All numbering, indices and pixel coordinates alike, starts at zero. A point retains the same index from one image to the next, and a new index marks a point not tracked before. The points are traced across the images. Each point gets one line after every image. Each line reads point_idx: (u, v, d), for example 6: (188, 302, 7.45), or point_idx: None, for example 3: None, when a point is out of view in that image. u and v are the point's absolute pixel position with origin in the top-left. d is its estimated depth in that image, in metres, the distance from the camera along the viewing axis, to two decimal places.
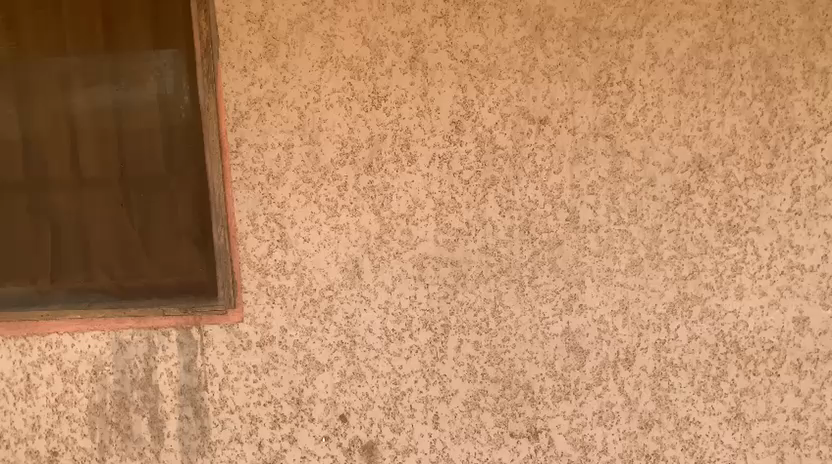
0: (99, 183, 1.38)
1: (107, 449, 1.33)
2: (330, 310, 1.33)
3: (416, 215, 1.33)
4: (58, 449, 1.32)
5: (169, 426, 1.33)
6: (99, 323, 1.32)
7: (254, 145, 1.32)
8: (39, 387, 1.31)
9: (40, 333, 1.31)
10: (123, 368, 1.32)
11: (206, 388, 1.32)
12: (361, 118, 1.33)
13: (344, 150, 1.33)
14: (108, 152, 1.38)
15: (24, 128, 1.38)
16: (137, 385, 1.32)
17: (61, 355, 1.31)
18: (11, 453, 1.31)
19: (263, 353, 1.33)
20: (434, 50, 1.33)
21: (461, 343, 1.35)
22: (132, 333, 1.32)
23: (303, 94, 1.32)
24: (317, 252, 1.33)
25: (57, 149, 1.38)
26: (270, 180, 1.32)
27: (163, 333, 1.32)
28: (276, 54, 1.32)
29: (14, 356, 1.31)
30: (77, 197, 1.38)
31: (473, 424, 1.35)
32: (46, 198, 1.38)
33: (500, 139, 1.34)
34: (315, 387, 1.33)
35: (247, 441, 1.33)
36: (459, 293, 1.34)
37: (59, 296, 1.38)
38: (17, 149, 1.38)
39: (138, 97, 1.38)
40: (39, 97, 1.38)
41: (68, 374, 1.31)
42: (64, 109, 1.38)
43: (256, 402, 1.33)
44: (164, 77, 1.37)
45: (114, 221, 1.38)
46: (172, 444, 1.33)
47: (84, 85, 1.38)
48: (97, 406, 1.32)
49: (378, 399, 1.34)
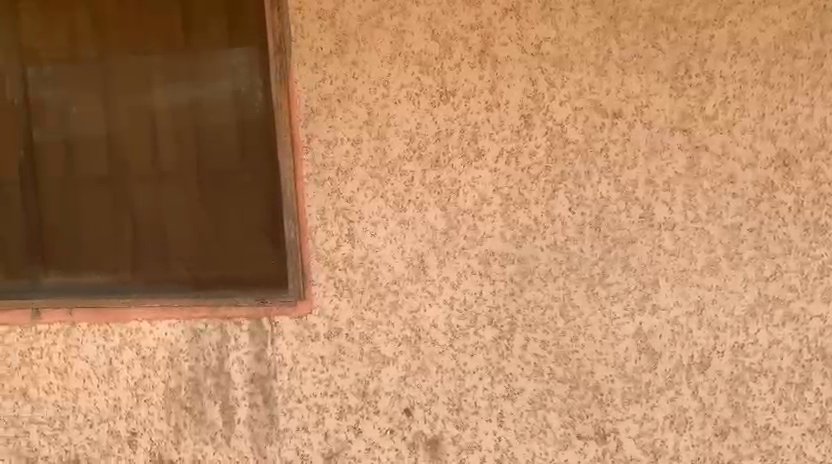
0: (176, 178, 1.44)
1: (181, 432, 1.38)
2: (396, 304, 1.34)
3: (482, 210, 1.32)
4: (137, 431, 1.39)
5: (240, 413, 1.37)
6: (176, 311, 1.39)
7: (324, 141, 1.34)
8: (120, 371, 1.39)
9: (122, 320, 1.39)
10: (198, 356, 1.37)
11: (275, 377, 1.36)
12: (429, 112, 1.32)
13: (411, 145, 1.33)
14: (185, 149, 1.43)
15: (107, 125, 1.45)
16: (211, 372, 1.37)
17: (141, 342, 1.39)
18: (95, 432, 1.39)
19: (331, 344, 1.35)
20: (504, 43, 1.32)
21: (528, 341, 1.33)
22: (206, 323, 1.38)
23: (372, 89, 1.33)
24: (383, 246, 1.34)
25: (137, 146, 1.44)
26: (339, 175, 1.34)
27: (236, 323, 1.37)
28: (346, 50, 1.34)
29: (98, 341, 1.39)
30: (157, 191, 1.44)
31: (539, 424, 1.33)
32: (127, 192, 1.45)
33: (571, 133, 1.31)
34: (380, 380, 1.35)
35: (314, 430, 1.36)
36: (526, 290, 1.32)
37: (137, 287, 1.44)
38: (100, 145, 1.45)
39: (214, 94, 1.42)
40: (121, 96, 1.44)
41: (147, 359, 1.38)
42: (144, 107, 1.44)
43: (323, 393, 1.35)
44: (239, 74, 1.41)
45: (190, 215, 1.44)
46: (242, 430, 1.37)
47: (163, 84, 1.43)
48: (173, 391, 1.38)
49: (443, 395, 1.34)
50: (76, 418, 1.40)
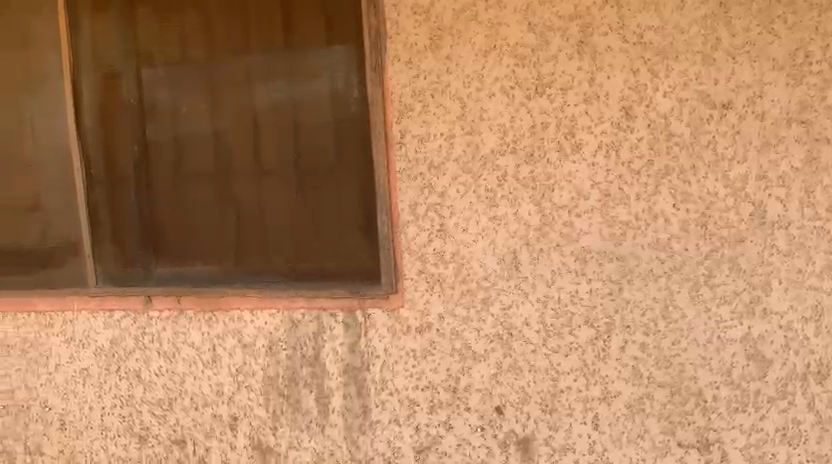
0: (276, 173, 1.49)
1: (278, 419, 1.46)
2: (488, 301, 1.33)
3: (579, 206, 1.28)
4: (238, 415, 1.48)
5: (334, 403, 1.42)
6: (275, 301, 1.45)
7: (417, 136, 1.35)
8: (223, 357, 1.48)
9: (226, 308, 1.47)
10: (295, 345, 1.43)
11: (368, 369, 1.39)
12: (524, 106, 1.30)
13: (505, 139, 1.31)
14: (284, 145, 1.48)
15: (212, 123, 1.52)
16: (306, 362, 1.43)
17: (242, 330, 1.46)
18: (200, 414, 1.50)
19: (422, 338, 1.36)
20: (604, 33, 1.27)
21: (626, 343, 1.28)
22: (304, 314, 1.43)
23: (466, 83, 1.32)
24: (476, 242, 1.33)
25: (240, 143, 1.51)
26: (431, 170, 1.34)
27: (331, 314, 1.41)
28: (440, 45, 1.33)
29: (203, 328, 1.49)
30: (258, 186, 1.50)
31: (636, 429, 1.28)
32: (231, 187, 1.52)
33: (675, 126, 1.25)
34: (471, 377, 1.35)
35: (405, 424, 1.38)
36: (624, 290, 1.28)
37: (240, 276, 1.52)
38: (206, 142, 1.53)
39: (312, 92, 1.46)
40: (226, 95, 1.51)
41: (248, 347, 1.46)
42: (246, 106, 1.50)
43: (415, 386, 1.37)
44: (336, 72, 1.44)
45: (289, 209, 1.49)
46: (336, 420, 1.42)
47: (264, 83, 1.48)
48: (271, 378, 1.45)
49: (536, 395, 1.32)
50: (184, 400, 1.51)
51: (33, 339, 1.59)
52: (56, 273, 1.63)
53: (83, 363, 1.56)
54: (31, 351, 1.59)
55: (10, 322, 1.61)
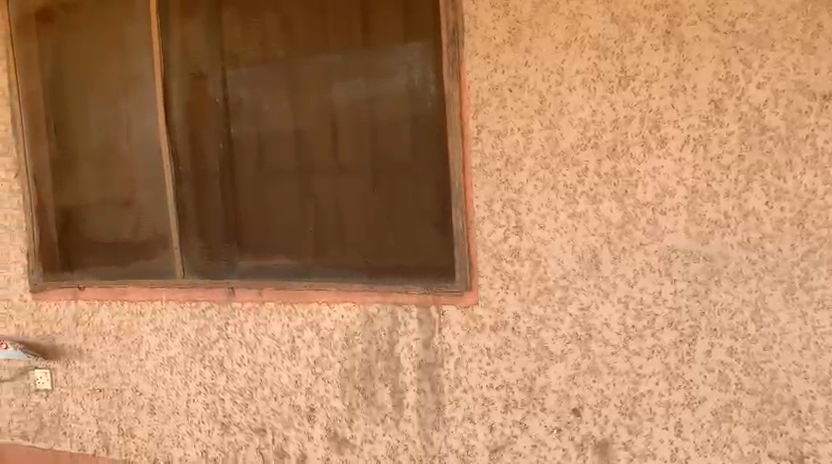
0: (353, 169, 1.51)
1: (354, 412, 1.52)
2: (565, 300, 1.31)
3: (663, 203, 1.23)
4: (314, 406, 1.56)
5: (409, 398, 1.46)
6: (350, 295, 1.50)
7: (494, 131, 1.34)
8: (301, 349, 1.55)
9: (303, 301, 1.54)
10: (370, 339, 1.48)
11: (442, 365, 1.42)
12: (606, 100, 1.26)
13: (586, 134, 1.27)
14: (361, 141, 1.50)
15: (292, 120, 1.55)
16: (381, 356, 1.48)
17: (320, 323, 1.53)
18: (279, 404, 1.60)
19: (497, 337, 1.37)
20: (692, 22, 1.20)
21: (712, 347, 1.22)
22: (378, 308, 1.47)
23: (546, 77, 1.30)
24: (553, 239, 1.31)
25: (318, 139, 1.53)
26: (508, 166, 1.34)
27: (405, 309, 1.45)
28: (519, 38, 1.31)
29: (283, 320, 1.57)
30: (336, 182, 1.53)
31: (723, 437, 1.22)
32: (309, 182, 1.55)
33: (770, 119, 1.16)
34: (548, 377, 1.33)
35: (480, 422, 1.40)
36: (712, 291, 1.22)
37: (318, 270, 1.56)
38: (287, 139, 1.56)
39: (388, 88, 1.46)
40: (305, 92, 1.54)
41: (325, 339, 1.53)
42: (325, 102, 1.52)
43: (489, 385, 1.38)
44: (412, 67, 1.44)
45: (365, 204, 1.51)
46: (410, 415, 1.46)
47: (343, 80, 1.50)
48: (347, 371, 1.51)
49: (615, 398, 1.29)
50: (264, 390, 1.61)
51: (127, 325, 1.77)
52: (148, 264, 1.77)
53: (170, 351, 1.72)
54: (124, 338, 1.78)
55: (105, 310, 1.80)
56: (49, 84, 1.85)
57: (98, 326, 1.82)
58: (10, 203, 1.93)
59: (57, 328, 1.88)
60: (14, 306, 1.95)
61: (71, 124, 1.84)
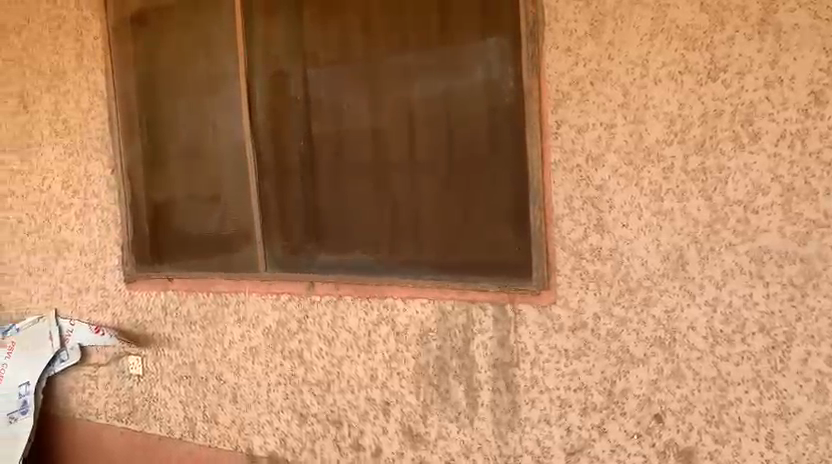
0: (429, 166, 1.50)
1: (429, 408, 1.53)
2: (649, 302, 1.26)
3: (756, 201, 1.16)
4: (390, 401, 1.58)
5: (483, 397, 1.46)
6: (425, 291, 1.52)
7: (575, 126, 1.31)
8: (377, 343, 1.58)
9: (379, 296, 1.57)
10: (445, 336, 1.49)
11: (518, 365, 1.41)
12: (694, 93, 1.20)
13: (672, 129, 1.22)
14: (437, 137, 1.49)
15: (371, 117, 1.57)
16: (456, 353, 1.48)
17: (395, 317, 1.55)
18: (356, 397, 1.63)
19: (575, 338, 1.34)
20: (791, 9, 1.12)
21: (809, 356, 1.14)
22: (453, 304, 1.48)
23: (629, 70, 1.25)
24: (636, 238, 1.27)
25: (395, 135, 1.54)
26: (589, 162, 1.30)
27: (480, 306, 1.45)
28: (602, 30, 1.27)
29: (360, 314, 1.60)
30: (412, 178, 1.53)
31: (820, 452, 1.14)
32: (386, 179, 1.56)
33: None
34: (628, 381, 1.29)
35: (556, 424, 1.37)
36: (809, 296, 1.13)
37: (394, 265, 1.57)
38: (365, 135, 1.58)
39: (465, 83, 1.45)
40: (384, 89, 1.54)
41: (400, 335, 1.55)
42: (403, 99, 1.52)
43: (566, 387, 1.36)
44: (490, 61, 1.42)
45: (440, 201, 1.50)
46: (485, 413, 1.46)
47: (419, 76, 1.50)
48: (422, 368, 1.53)
49: (700, 404, 1.23)
50: (341, 383, 1.65)
51: (212, 315, 1.85)
52: (230, 257, 1.83)
53: (252, 342, 1.78)
54: (209, 328, 1.86)
55: (193, 300, 1.88)
56: (143, 84, 1.95)
57: (186, 315, 1.90)
58: (106, 197, 2.05)
59: (148, 317, 1.98)
60: (111, 295, 2.07)
61: (162, 122, 1.93)
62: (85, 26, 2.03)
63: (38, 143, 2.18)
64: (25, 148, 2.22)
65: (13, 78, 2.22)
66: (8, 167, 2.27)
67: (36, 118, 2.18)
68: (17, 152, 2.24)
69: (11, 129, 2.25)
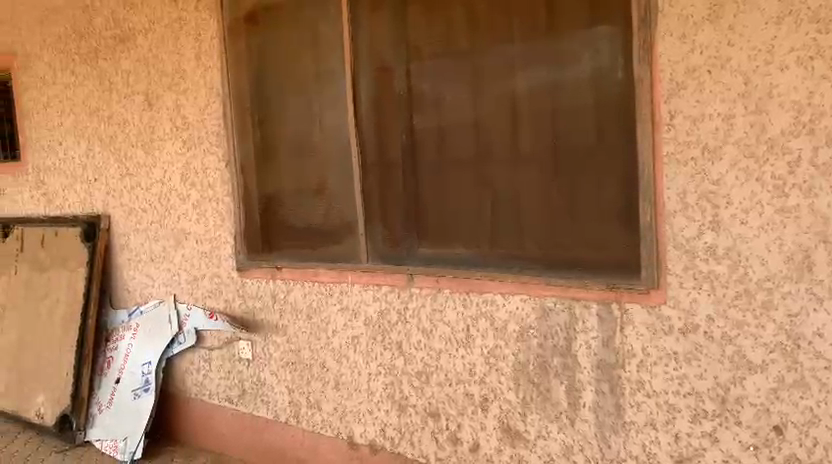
0: (533, 158, 1.47)
1: (528, 406, 1.51)
2: (769, 305, 1.18)
3: None
4: (488, 397, 1.57)
5: (585, 397, 1.42)
6: (526, 287, 1.49)
7: (690, 117, 1.24)
8: (476, 338, 1.57)
9: (478, 291, 1.56)
10: (546, 333, 1.46)
11: (623, 367, 1.36)
12: (826, 80, 1.10)
13: (800, 119, 1.13)
14: (543, 129, 1.45)
15: (474, 109, 1.55)
16: (558, 352, 1.45)
17: (495, 313, 1.54)
18: (454, 391, 1.63)
19: (686, 341, 1.27)
20: None
21: None
22: (554, 301, 1.45)
23: (752, 56, 1.17)
24: (756, 236, 1.18)
25: (499, 128, 1.52)
26: (705, 155, 1.22)
27: (584, 304, 1.41)
28: (722, 14, 1.19)
29: (459, 308, 1.59)
30: (515, 171, 1.50)
31: None
32: (488, 172, 1.54)
33: None
34: (744, 388, 1.21)
35: (663, 430, 1.31)
36: None
37: (495, 259, 1.55)
38: (468, 128, 1.56)
39: (572, 74, 1.40)
40: (487, 82, 1.52)
41: (500, 331, 1.53)
42: (507, 91, 1.50)
43: (675, 392, 1.29)
44: (599, 51, 1.36)
45: (544, 195, 1.46)
46: (587, 415, 1.42)
47: (525, 67, 1.46)
48: (522, 365, 1.50)
49: (826, 418, 1.14)
50: (440, 376, 1.65)
51: (317, 304, 1.91)
52: (334, 249, 1.88)
53: (355, 331, 1.82)
54: (314, 317, 1.92)
55: (299, 289, 1.95)
56: (256, 81, 2.03)
57: (293, 303, 1.97)
58: (221, 189, 2.15)
59: (257, 304, 2.07)
60: (224, 282, 2.18)
61: (273, 118, 2.00)
62: (203, 27, 2.13)
63: (161, 138, 2.32)
64: (149, 142, 2.37)
65: (139, 77, 2.37)
66: (134, 160, 2.44)
67: (159, 114, 2.32)
68: (142, 146, 2.40)
69: (137, 125, 2.41)
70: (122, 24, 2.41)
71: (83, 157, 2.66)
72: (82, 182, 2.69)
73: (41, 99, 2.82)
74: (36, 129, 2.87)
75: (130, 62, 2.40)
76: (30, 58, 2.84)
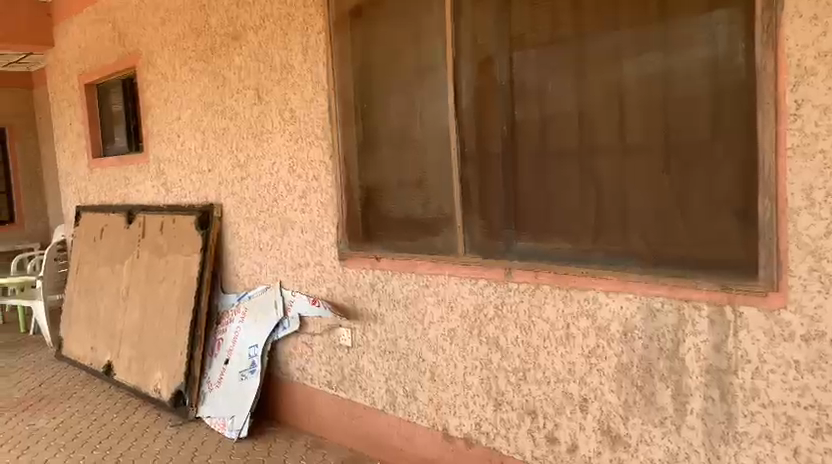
0: (642, 151, 1.40)
1: (630, 409, 1.44)
2: None
3: None
4: (588, 397, 1.52)
5: (693, 404, 1.34)
6: (631, 286, 1.42)
7: (819, 106, 1.13)
8: (576, 337, 1.52)
9: (580, 287, 1.50)
10: (651, 334, 1.39)
11: (736, 373, 1.27)
12: None
13: None
14: (653, 120, 1.38)
15: (579, 100, 1.49)
16: (664, 354, 1.37)
17: (597, 311, 1.48)
18: (552, 389, 1.59)
19: (809, 349, 1.17)
20: None
21: None
22: (663, 302, 1.36)
23: None
24: None
25: (605, 119, 1.45)
26: None
27: (694, 306, 1.32)
28: None
29: (559, 305, 1.55)
30: (622, 164, 1.43)
31: None
32: (593, 165, 1.48)
33: None
34: None
35: (780, 443, 1.22)
36: None
37: (598, 255, 1.49)
38: (572, 120, 1.51)
39: (687, 61, 1.31)
40: (594, 71, 1.46)
41: (602, 330, 1.47)
42: (615, 80, 1.43)
43: (794, 403, 1.20)
44: (717, 36, 1.27)
45: (653, 189, 1.39)
46: (694, 422, 1.34)
47: (635, 55, 1.39)
48: (625, 366, 1.44)
49: None
50: (538, 373, 1.61)
51: (415, 296, 1.91)
52: (432, 241, 1.87)
53: (451, 324, 1.82)
54: (411, 308, 1.93)
55: (397, 280, 1.96)
56: (359, 74, 2.05)
57: (391, 294, 1.99)
58: (324, 180, 2.20)
59: (357, 293, 2.11)
60: (326, 270, 2.23)
61: (375, 110, 2.02)
62: (310, 22, 2.18)
63: (269, 131, 2.40)
64: (258, 134, 2.46)
65: (250, 72, 2.47)
66: (245, 152, 2.54)
67: (268, 108, 2.40)
68: (252, 139, 2.49)
69: (248, 118, 2.50)
70: (235, 21, 2.51)
71: (199, 149, 2.81)
72: (197, 173, 2.83)
73: (162, 94, 3.00)
74: (158, 123, 3.05)
75: (242, 58, 2.50)
76: (153, 56, 3.02)
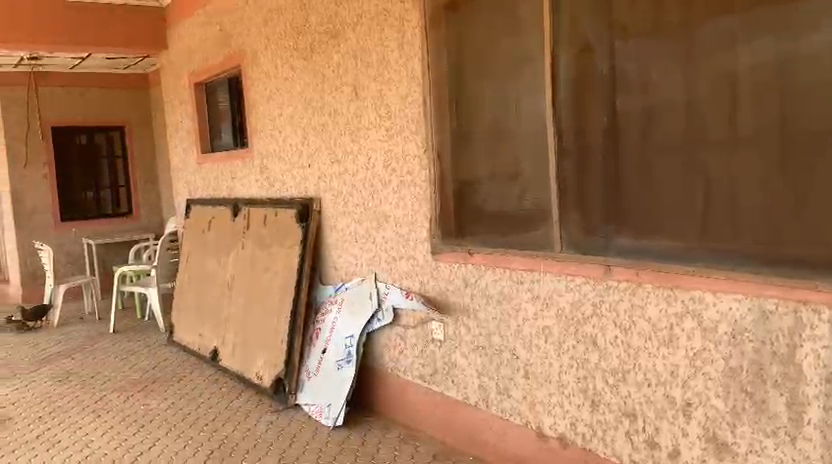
0: (755, 142, 1.30)
1: (739, 417, 1.35)
2: None
3: None
4: (692, 401, 1.44)
5: (810, 414, 1.24)
6: (742, 286, 1.32)
7: None
8: (680, 338, 1.44)
9: (685, 287, 1.42)
10: (763, 338, 1.30)
11: None
12: None
13: None
14: (768, 110, 1.28)
15: (686, 89, 1.41)
16: (777, 360, 1.28)
17: (703, 312, 1.40)
18: (653, 392, 1.52)
19: None
20: None
21: None
22: (776, 304, 1.26)
23: None
24: None
25: (714, 110, 1.37)
26: None
27: (812, 309, 1.21)
28: None
29: (662, 304, 1.47)
30: (732, 157, 1.34)
31: None
32: (700, 157, 1.40)
33: None
34: None
35: None
36: None
37: (704, 253, 1.41)
38: (678, 111, 1.43)
39: (808, 46, 1.21)
40: (702, 58, 1.38)
41: (708, 332, 1.39)
42: (726, 68, 1.34)
43: None
44: None
45: (767, 182, 1.29)
46: (811, 433, 1.24)
47: (748, 40, 1.30)
48: (733, 371, 1.36)
49: None
50: (638, 375, 1.55)
51: (509, 291, 1.88)
52: (527, 236, 1.84)
53: (546, 321, 1.77)
54: (505, 304, 1.90)
55: (490, 275, 1.94)
56: (456, 68, 2.04)
57: (484, 289, 1.97)
58: (417, 175, 2.20)
59: (450, 287, 2.10)
60: (419, 264, 2.24)
61: (471, 105, 2.00)
62: (405, 17, 2.18)
63: (365, 126, 2.44)
64: (355, 130, 2.50)
65: (348, 68, 2.51)
66: (342, 147, 2.59)
67: (364, 104, 2.43)
68: (349, 134, 2.54)
69: (345, 114, 2.55)
70: (333, 19, 2.56)
71: (299, 145, 2.89)
72: (298, 168, 2.92)
73: (265, 92, 3.10)
74: (261, 120, 3.16)
75: (340, 55, 2.55)
76: (256, 56, 3.14)
